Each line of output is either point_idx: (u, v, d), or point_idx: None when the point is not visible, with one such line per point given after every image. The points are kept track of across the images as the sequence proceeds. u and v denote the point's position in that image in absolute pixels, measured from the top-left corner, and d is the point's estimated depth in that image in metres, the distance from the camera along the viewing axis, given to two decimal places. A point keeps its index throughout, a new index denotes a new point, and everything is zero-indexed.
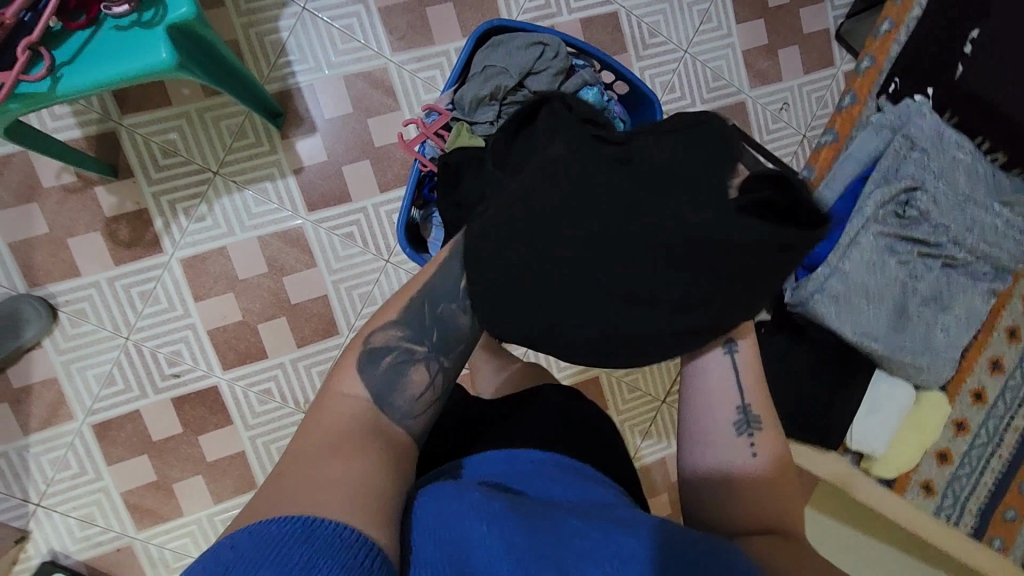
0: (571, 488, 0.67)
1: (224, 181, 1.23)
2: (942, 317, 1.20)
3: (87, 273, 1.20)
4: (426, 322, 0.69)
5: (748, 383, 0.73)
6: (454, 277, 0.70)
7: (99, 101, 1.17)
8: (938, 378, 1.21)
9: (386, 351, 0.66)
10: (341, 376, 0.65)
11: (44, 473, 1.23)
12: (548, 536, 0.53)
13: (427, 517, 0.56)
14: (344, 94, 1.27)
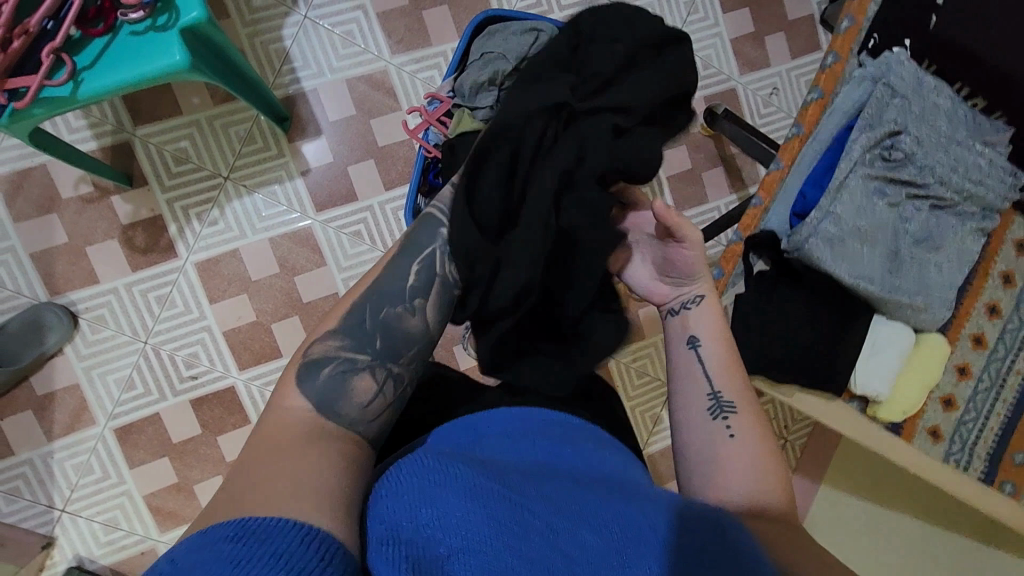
0: (578, 456, 0.69)
1: (234, 185, 1.28)
2: (943, 260, 0.98)
3: (106, 280, 1.24)
4: (367, 326, 0.71)
5: (716, 369, 0.82)
6: (399, 278, 0.74)
7: (113, 113, 1.22)
8: (935, 320, 0.99)
9: (324, 362, 0.68)
10: (284, 393, 0.67)
11: (68, 479, 1.25)
12: (548, 501, 0.56)
13: (419, 478, 0.57)
14: (347, 97, 1.31)
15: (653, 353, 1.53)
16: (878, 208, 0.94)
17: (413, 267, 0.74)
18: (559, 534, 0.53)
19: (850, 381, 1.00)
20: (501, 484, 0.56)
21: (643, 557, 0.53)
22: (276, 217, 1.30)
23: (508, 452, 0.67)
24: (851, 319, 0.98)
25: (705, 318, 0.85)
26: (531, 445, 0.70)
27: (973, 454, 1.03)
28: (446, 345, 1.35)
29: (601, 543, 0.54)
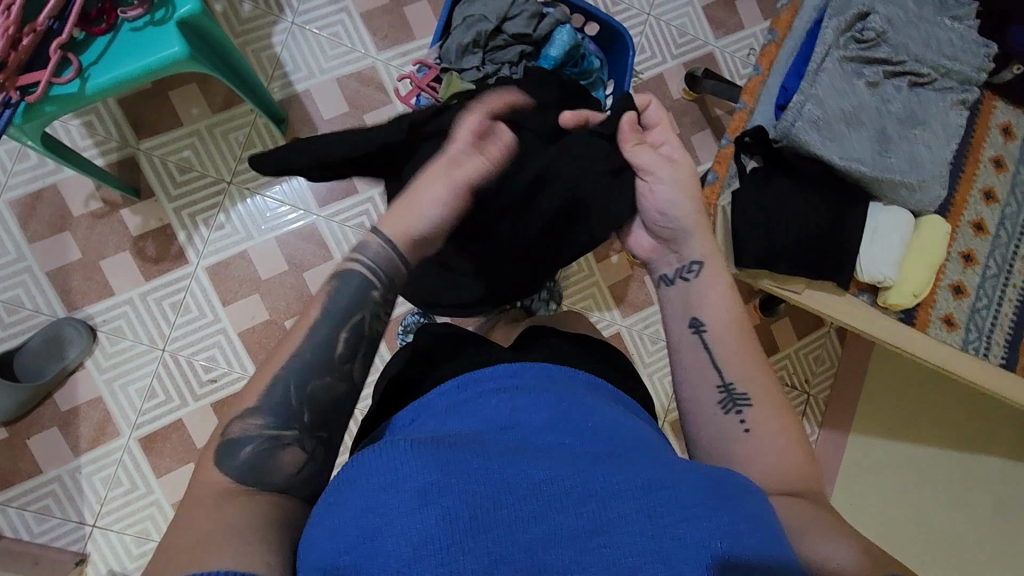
0: (556, 418, 0.65)
1: (238, 189, 1.32)
2: (933, 140, 0.98)
3: (121, 292, 1.27)
4: (292, 403, 0.65)
5: (724, 356, 0.79)
6: (320, 344, 0.67)
7: (118, 130, 1.27)
8: (933, 200, 1.00)
9: (247, 440, 0.64)
10: (203, 470, 0.63)
11: (98, 493, 1.25)
12: (494, 503, 0.55)
13: (366, 472, 0.58)
14: (339, 95, 1.36)
15: None
16: (854, 92, 0.96)
17: (339, 335, 0.68)
18: (523, 513, 0.54)
19: (856, 271, 0.99)
20: (455, 472, 0.56)
21: (613, 534, 0.53)
22: (282, 217, 1.33)
23: (489, 412, 0.66)
24: (847, 209, 0.98)
25: (714, 296, 0.81)
26: (510, 399, 0.68)
27: (991, 340, 1.02)
28: None
29: (571, 523, 0.54)
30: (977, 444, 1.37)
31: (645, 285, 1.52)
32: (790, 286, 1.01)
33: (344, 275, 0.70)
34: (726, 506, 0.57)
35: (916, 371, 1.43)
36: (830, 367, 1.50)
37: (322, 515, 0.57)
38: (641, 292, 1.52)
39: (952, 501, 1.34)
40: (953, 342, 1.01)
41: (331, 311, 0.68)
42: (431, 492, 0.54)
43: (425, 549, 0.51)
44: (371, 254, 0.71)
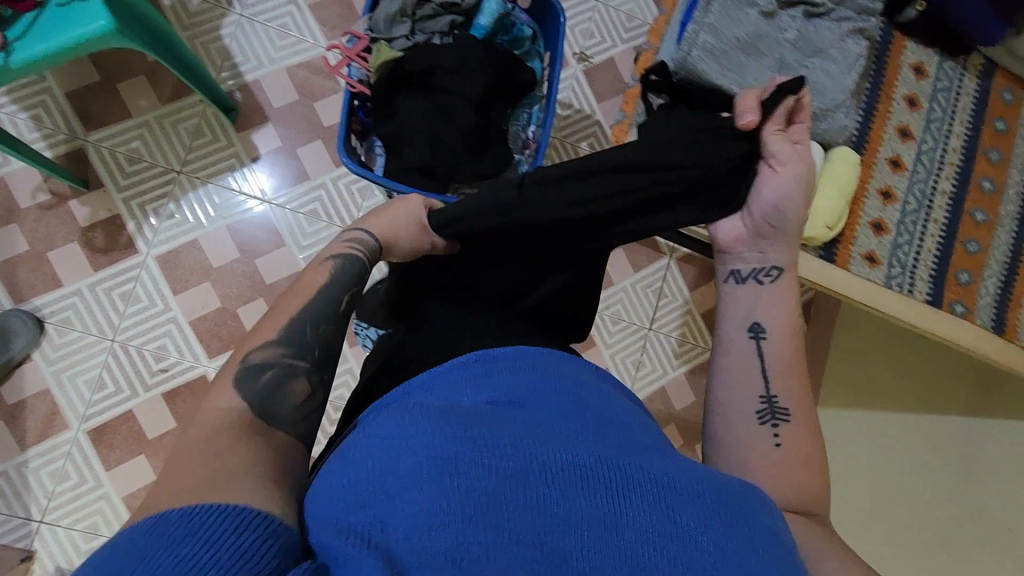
0: (589, 407, 0.59)
1: (188, 178, 1.32)
2: (832, 68, 0.89)
3: (69, 283, 1.26)
4: (308, 338, 0.68)
5: (776, 371, 0.74)
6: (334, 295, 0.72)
7: (65, 122, 1.28)
8: (841, 130, 0.87)
9: (263, 368, 0.63)
10: (215, 393, 0.61)
11: (45, 487, 1.23)
12: (517, 480, 0.48)
13: (383, 437, 0.53)
14: (288, 83, 1.37)
15: (624, 298, 1.53)
16: (746, 19, 0.90)
17: (345, 296, 0.73)
18: (545, 494, 0.47)
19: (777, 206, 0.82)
20: (476, 444, 0.50)
21: (635, 520, 0.47)
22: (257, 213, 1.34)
23: (505, 390, 0.60)
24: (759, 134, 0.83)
25: (780, 308, 0.78)
26: (527, 378, 0.62)
27: (914, 276, 0.86)
28: None
29: (591, 509, 0.47)
30: (936, 406, 1.32)
31: None
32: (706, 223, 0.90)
33: (342, 255, 0.76)
34: (745, 523, 0.49)
35: (880, 333, 1.42)
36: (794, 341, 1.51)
37: (322, 492, 0.51)
38: None
39: (922, 466, 1.28)
40: (875, 277, 0.86)
41: (340, 277, 0.74)
42: (452, 461, 0.48)
43: (437, 517, 0.45)
44: (363, 243, 0.77)
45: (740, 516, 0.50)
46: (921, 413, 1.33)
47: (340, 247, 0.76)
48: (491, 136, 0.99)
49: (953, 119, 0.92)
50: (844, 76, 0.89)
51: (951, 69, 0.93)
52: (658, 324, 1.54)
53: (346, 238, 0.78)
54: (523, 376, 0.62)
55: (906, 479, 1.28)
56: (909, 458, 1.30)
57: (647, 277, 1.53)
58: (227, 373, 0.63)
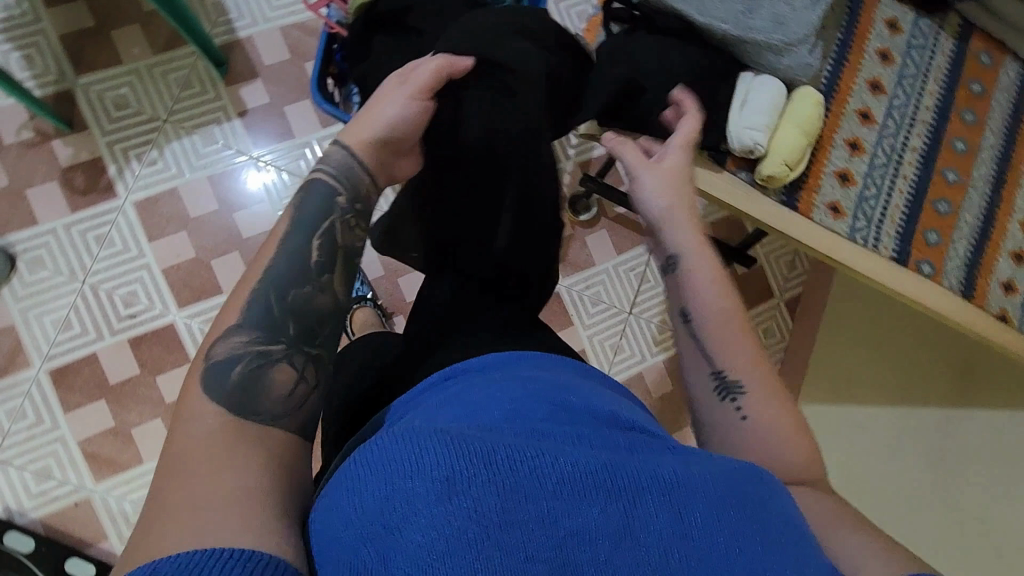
0: (580, 407, 0.55)
1: (173, 127, 1.33)
2: (798, 1, 0.73)
3: (45, 222, 1.26)
4: (277, 316, 0.63)
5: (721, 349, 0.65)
6: (299, 252, 0.66)
7: (56, 64, 1.29)
8: (806, 68, 0.74)
9: (234, 360, 0.60)
10: (186, 400, 0.58)
11: (1, 425, 1.22)
12: (533, 503, 0.43)
13: (373, 456, 0.47)
14: (280, 42, 1.38)
15: (606, 280, 1.50)
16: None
17: (312, 243, 0.67)
18: (554, 508, 0.43)
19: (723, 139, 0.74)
20: (478, 457, 0.44)
21: (659, 534, 0.43)
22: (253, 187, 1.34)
23: (493, 401, 0.55)
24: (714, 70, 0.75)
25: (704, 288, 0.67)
26: (511, 388, 0.58)
27: (880, 230, 0.76)
28: (391, 276, 1.37)
29: (611, 522, 0.43)
30: (914, 394, 1.30)
31: (585, 246, 1.50)
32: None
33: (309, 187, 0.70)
34: (755, 512, 0.47)
35: (864, 322, 1.38)
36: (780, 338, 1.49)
37: (322, 519, 0.47)
38: (582, 252, 1.50)
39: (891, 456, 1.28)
40: (837, 233, 0.76)
41: (300, 222, 0.67)
42: (454, 481, 0.43)
43: (449, 548, 0.40)
44: (334, 163, 0.72)
45: (749, 505, 0.47)
46: (902, 401, 1.31)
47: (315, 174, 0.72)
48: None
49: (930, 76, 0.80)
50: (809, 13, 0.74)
51: (927, 24, 0.81)
52: (638, 309, 1.51)
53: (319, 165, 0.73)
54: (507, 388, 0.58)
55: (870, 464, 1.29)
56: (880, 446, 1.30)
57: (630, 261, 1.51)
58: (194, 377, 0.59)
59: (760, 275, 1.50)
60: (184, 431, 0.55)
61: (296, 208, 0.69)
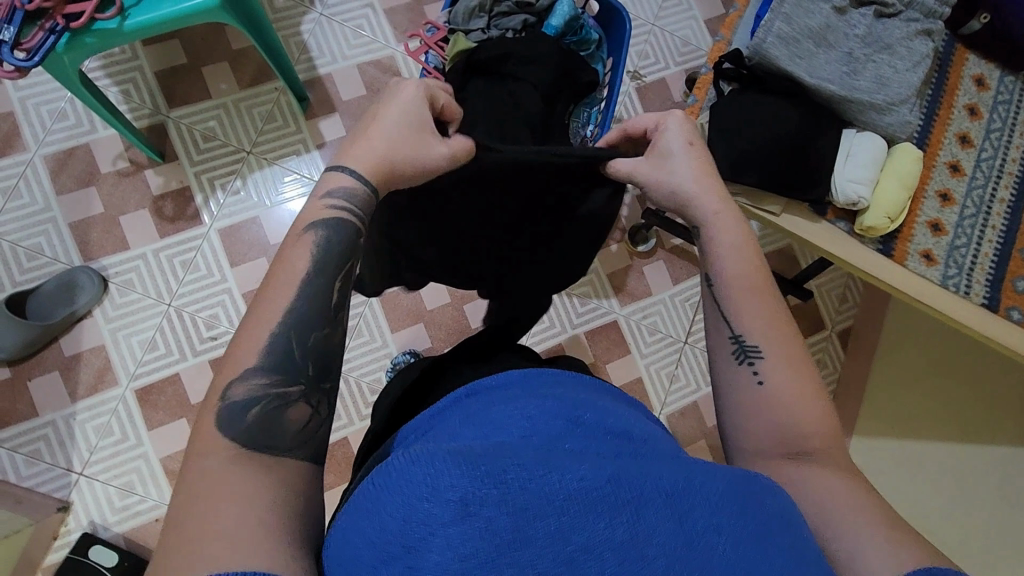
0: (598, 417, 0.54)
1: (256, 158, 1.39)
2: (900, 65, 0.78)
3: (136, 247, 1.33)
4: (296, 356, 0.56)
5: (747, 316, 0.66)
6: (324, 294, 0.59)
7: (152, 99, 1.37)
8: (906, 125, 0.78)
9: (250, 402, 0.54)
10: (197, 437, 0.53)
11: (88, 441, 1.26)
12: (539, 526, 0.41)
13: (391, 475, 0.45)
14: (357, 79, 1.45)
15: (662, 310, 1.53)
16: (818, 8, 0.78)
17: (334, 286, 0.60)
18: (567, 528, 0.41)
19: (827, 191, 0.77)
20: (490, 477, 0.42)
21: (656, 547, 0.41)
22: None
23: (508, 423, 0.53)
24: (821, 124, 0.77)
25: (732, 256, 0.68)
26: (528, 403, 0.55)
27: (971, 278, 0.79)
28: (456, 303, 1.42)
29: (610, 536, 0.41)
30: (969, 434, 1.33)
31: (644, 276, 1.53)
32: (763, 205, 0.79)
33: (321, 221, 0.61)
34: (757, 515, 0.45)
35: (925, 364, 1.42)
36: (832, 372, 1.49)
37: (341, 540, 0.46)
38: (639, 282, 1.53)
39: (943, 490, 1.31)
40: (927, 280, 0.79)
41: (320, 260, 0.60)
42: (470, 502, 0.41)
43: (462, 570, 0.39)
44: (343, 192, 0.62)
45: (750, 510, 0.45)
46: (956, 439, 1.34)
47: (317, 207, 0.62)
48: (556, 127, 1.02)
49: (1017, 131, 0.83)
50: (911, 75, 0.78)
51: (1012, 81, 0.85)
52: (693, 339, 1.54)
53: (324, 187, 0.63)
54: (522, 409, 0.54)
55: (912, 493, 1.32)
56: (926, 478, 1.32)
57: (686, 291, 1.54)
58: (208, 409, 0.54)
59: (813, 307, 1.51)
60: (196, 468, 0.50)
61: (311, 249, 0.60)
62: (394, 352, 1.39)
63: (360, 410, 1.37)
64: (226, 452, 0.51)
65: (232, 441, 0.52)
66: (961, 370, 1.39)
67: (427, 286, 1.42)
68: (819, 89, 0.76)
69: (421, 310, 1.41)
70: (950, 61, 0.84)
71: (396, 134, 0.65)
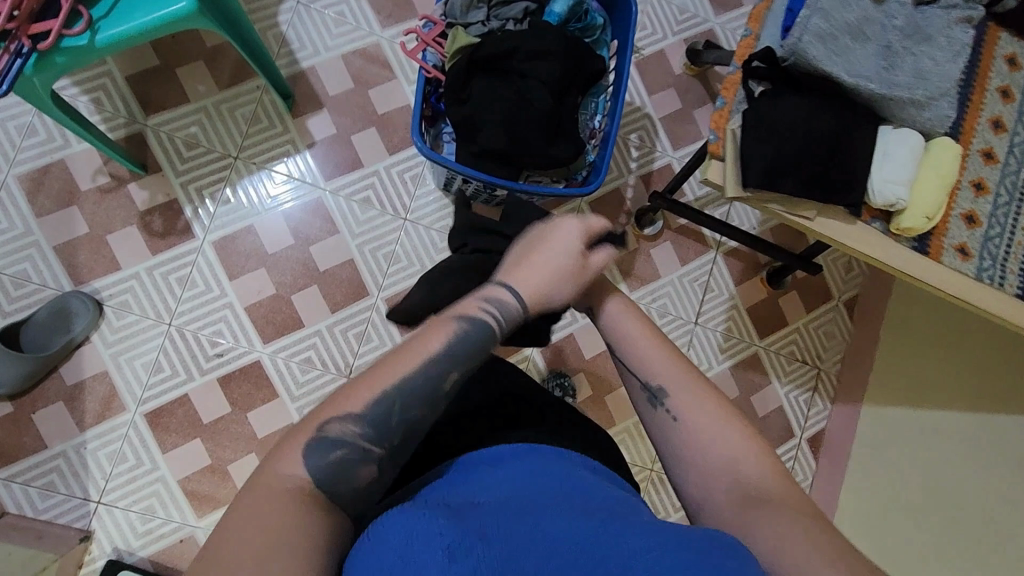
0: (592, 479, 0.57)
1: (244, 164, 1.32)
2: (939, 55, 0.77)
3: (128, 266, 1.27)
4: (393, 424, 0.57)
5: (644, 363, 0.72)
6: (437, 378, 0.60)
7: (126, 106, 1.29)
8: (944, 120, 0.77)
9: (337, 443, 0.55)
10: (278, 457, 0.54)
11: (103, 468, 1.24)
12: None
13: (389, 525, 0.47)
14: (343, 71, 1.37)
15: (671, 292, 1.50)
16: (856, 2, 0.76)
17: (450, 377, 0.61)
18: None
19: (864, 194, 0.76)
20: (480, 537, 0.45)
21: None
22: (302, 220, 1.33)
23: (491, 483, 0.55)
24: (860, 123, 0.75)
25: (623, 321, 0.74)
26: (527, 464, 0.58)
27: (1006, 269, 0.78)
28: None
29: None
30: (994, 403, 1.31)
31: (651, 259, 1.50)
32: (800, 212, 0.77)
33: (471, 320, 0.64)
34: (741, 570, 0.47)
35: (940, 329, 1.40)
36: (840, 342, 1.54)
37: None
38: (647, 266, 1.50)
39: (953, 461, 1.32)
40: (963, 275, 0.78)
41: (450, 353, 0.61)
42: (458, 548, 0.44)
43: None
44: (500, 309, 0.66)
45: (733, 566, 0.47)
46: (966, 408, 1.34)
47: (473, 304, 0.66)
48: (566, 122, 0.98)
49: None
50: (951, 65, 0.78)
51: None
52: (704, 320, 1.51)
53: (484, 292, 0.67)
54: (501, 472, 0.57)
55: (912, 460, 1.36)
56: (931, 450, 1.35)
57: (694, 271, 1.51)
58: (296, 441, 0.54)
59: (820, 281, 1.54)
60: (267, 482, 0.51)
61: (448, 335, 0.62)
62: None
63: None
64: (294, 483, 0.52)
65: (304, 473, 0.53)
66: (977, 335, 1.36)
67: None
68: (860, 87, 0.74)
69: None
70: (982, 41, 0.82)
71: (555, 266, 0.69)
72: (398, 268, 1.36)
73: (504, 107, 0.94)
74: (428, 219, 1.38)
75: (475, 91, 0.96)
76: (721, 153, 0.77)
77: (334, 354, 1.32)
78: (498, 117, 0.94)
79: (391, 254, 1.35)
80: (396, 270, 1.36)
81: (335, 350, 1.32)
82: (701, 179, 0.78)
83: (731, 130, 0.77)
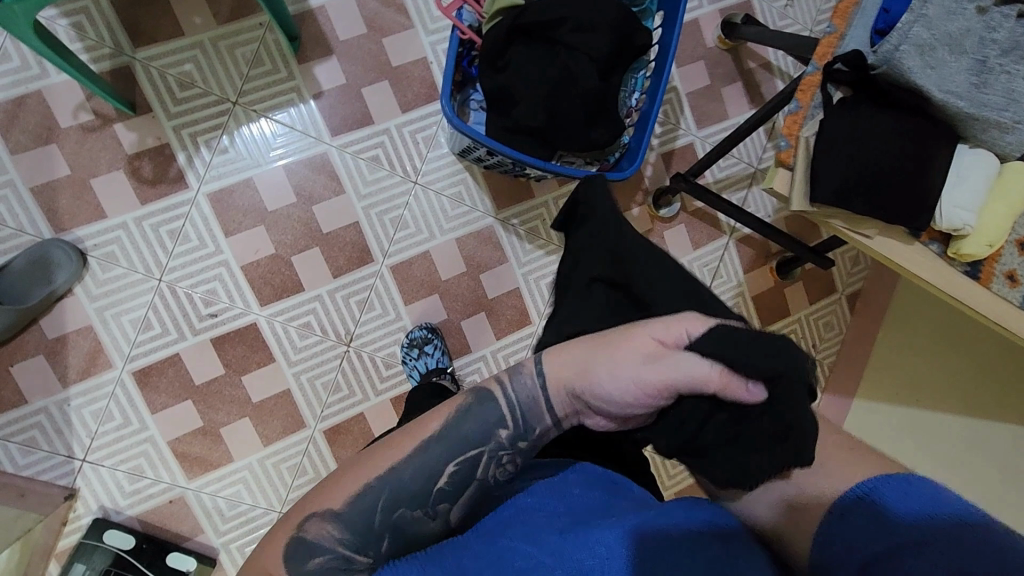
0: (576, 492, 0.63)
1: (244, 110, 1.22)
2: None
3: (114, 215, 1.18)
4: (375, 528, 0.60)
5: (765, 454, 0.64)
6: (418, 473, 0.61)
7: (111, 35, 1.16)
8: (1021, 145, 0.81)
9: (315, 550, 0.58)
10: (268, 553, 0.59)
11: (88, 426, 1.18)
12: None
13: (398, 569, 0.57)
14: (356, 13, 1.25)
15: None
16: (960, 13, 0.79)
17: (447, 467, 0.61)
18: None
19: (932, 216, 0.81)
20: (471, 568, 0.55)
21: None
22: (303, 176, 1.24)
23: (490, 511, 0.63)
24: (938, 143, 0.80)
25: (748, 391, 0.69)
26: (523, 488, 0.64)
27: None
28: (473, 272, 1.32)
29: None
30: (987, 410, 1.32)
31: (664, 241, 1.44)
32: (860, 229, 0.82)
33: (479, 393, 0.65)
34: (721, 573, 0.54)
35: (938, 329, 1.40)
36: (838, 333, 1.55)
37: None
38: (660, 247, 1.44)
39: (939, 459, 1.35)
40: (1009, 301, 0.83)
41: (445, 436, 0.62)
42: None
43: None
44: (517, 388, 0.64)
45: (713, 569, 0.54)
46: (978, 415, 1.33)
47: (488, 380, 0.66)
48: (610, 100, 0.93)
49: None
50: None
51: None
52: None
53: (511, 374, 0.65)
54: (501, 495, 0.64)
55: (911, 457, 1.37)
56: (938, 447, 1.35)
57: (706, 255, 1.47)
58: (281, 537, 0.59)
59: (829, 274, 1.53)
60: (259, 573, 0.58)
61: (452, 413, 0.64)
62: (409, 326, 1.30)
63: (375, 385, 1.28)
64: None
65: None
66: (969, 337, 1.36)
67: (441, 254, 1.31)
68: (945, 103, 0.78)
69: (436, 280, 1.31)
70: None
71: (620, 373, 0.60)
72: (405, 234, 1.29)
73: (552, 79, 0.88)
74: (441, 184, 1.30)
75: (520, 57, 0.89)
76: (790, 162, 0.82)
77: (334, 321, 1.27)
78: (546, 89, 0.88)
79: (399, 219, 1.28)
80: (403, 236, 1.30)
81: (336, 317, 1.27)
82: (767, 188, 0.83)
83: (802, 138, 0.82)
